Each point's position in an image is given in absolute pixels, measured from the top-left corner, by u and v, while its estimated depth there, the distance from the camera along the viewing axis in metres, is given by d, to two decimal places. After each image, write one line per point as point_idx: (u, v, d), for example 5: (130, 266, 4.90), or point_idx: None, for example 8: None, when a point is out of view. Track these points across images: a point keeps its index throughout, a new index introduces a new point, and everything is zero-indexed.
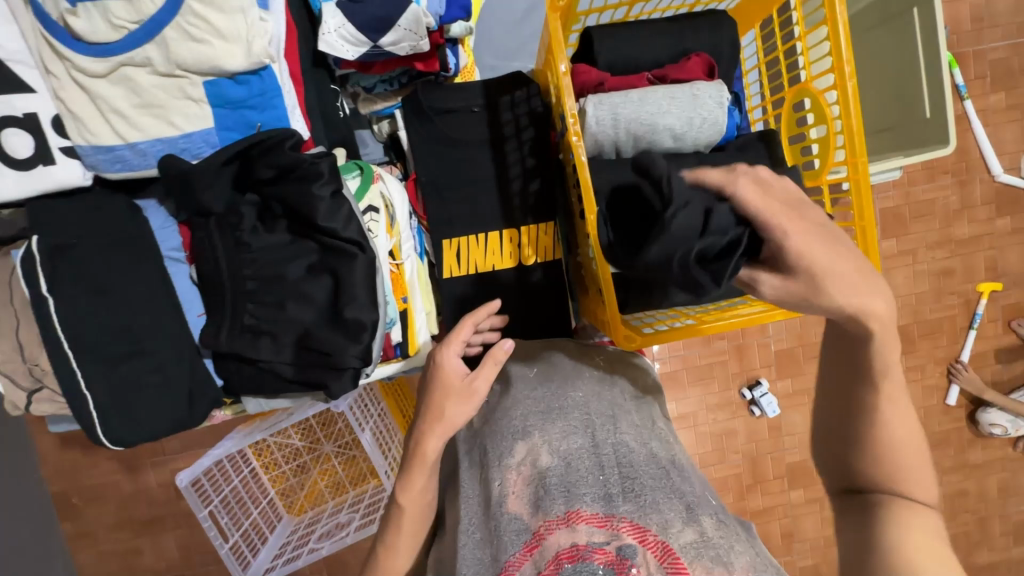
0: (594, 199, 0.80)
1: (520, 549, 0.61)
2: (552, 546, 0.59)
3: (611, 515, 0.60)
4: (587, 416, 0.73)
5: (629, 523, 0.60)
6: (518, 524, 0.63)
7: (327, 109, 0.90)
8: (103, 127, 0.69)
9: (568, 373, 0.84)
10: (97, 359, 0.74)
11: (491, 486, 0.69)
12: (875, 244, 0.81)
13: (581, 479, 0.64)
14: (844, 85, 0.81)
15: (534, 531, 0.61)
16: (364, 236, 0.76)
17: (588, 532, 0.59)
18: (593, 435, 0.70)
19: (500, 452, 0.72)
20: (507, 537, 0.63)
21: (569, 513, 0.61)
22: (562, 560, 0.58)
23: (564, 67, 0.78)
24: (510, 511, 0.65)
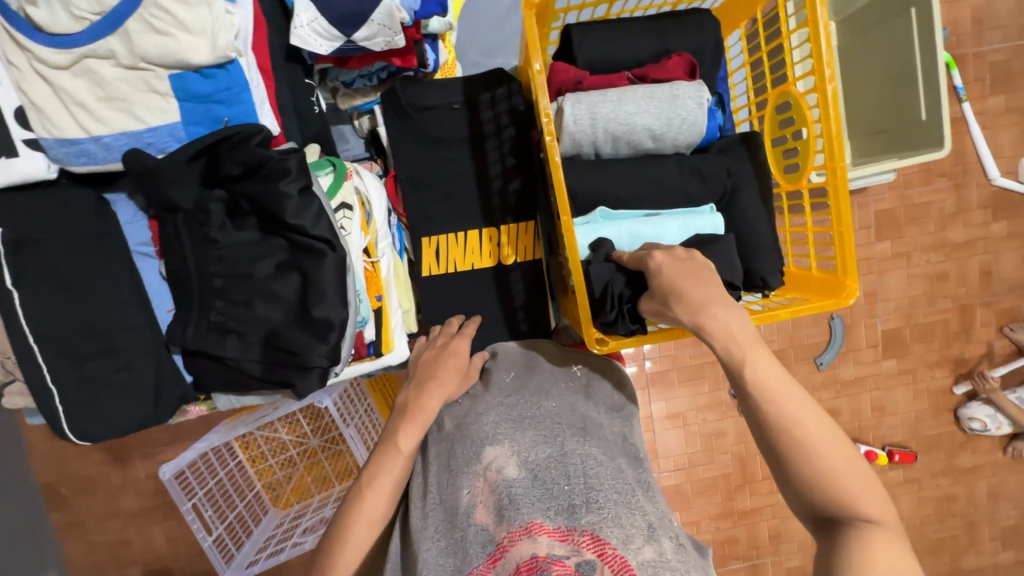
0: (568, 201, 0.79)
1: (484, 560, 0.62)
2: (514, 557, 0.60)
3: (572, 529, 0.62)
4: (556, 428, 0.75)
5: (589, 536, 0.61)
6: (485, 535, 0.64)
7: (302, 104, 0.88)
8: (66, 120, 0.68)
9: (543, 384, 0.85)
10: (63, 355, 0.73)
11: (459, 493, 0.69)
12: (853, 251, 0.80)
13: (546, 492, 0.66)
14: (825, 88, 0.79)
15: (497, 542, 0.62)
16: (334, 234, 0.75)
17: (549, 544, 0.60)
18: (561, 447, 0.71)
19: (469, 459, 0.72)
20: (472, 549, 0.64)
21: (532, 525, 0.62)
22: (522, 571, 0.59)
23: (538, 66, 0.76)
24: (476, 522, 0.66)
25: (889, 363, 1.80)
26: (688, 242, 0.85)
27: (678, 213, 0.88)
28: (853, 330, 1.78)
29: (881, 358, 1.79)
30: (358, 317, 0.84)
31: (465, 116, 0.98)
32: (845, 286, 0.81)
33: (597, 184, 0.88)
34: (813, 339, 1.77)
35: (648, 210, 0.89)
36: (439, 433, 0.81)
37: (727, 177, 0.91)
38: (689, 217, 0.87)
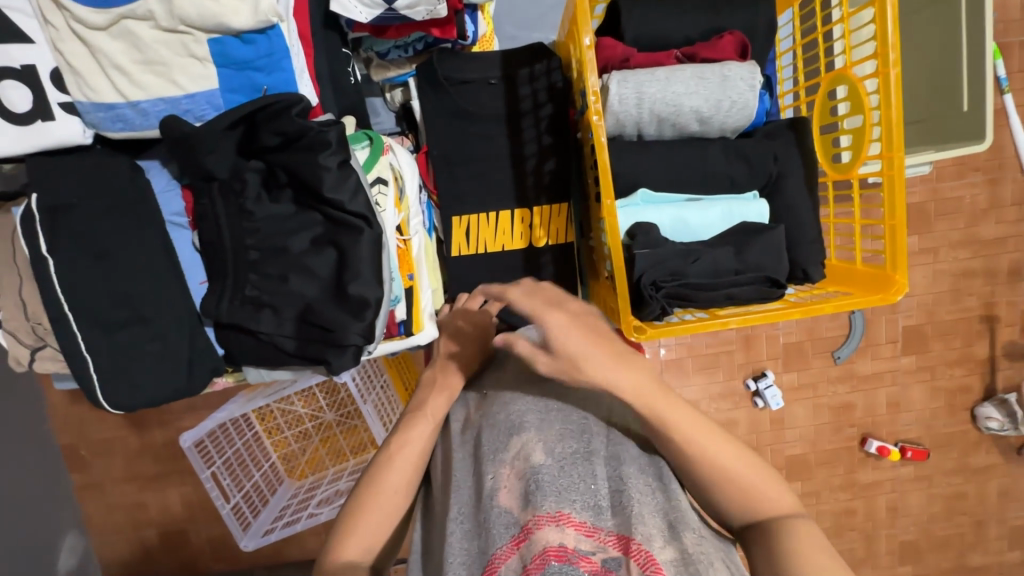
0: (612, 183, 0.77)
1: (506, 543, 0.59)
2: (540, 543, 0.56)
3: (600, 526, 0.59)
4: (584, 421, 0.71)
5: (616, 537, 0.59)
6: (507, 518, 0.61)
7: (338, 75, 0.85)
8: (104, 83, 0.66)
9: None
10: (96, 323, 0.73)
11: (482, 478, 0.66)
12: (904, 245, 0.77)
13: (572, 484, 0.62)
14: (886, 73, 0.76)
15: (522, 525, 0.59)
16: (370, 210, 0.73)
17: (577, 537, 0.57)
18: (590, 442, 0.68)
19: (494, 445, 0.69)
20: (494, 530, 0.60)
21: (559, 514, 0.58)
22: (549, 557, 0.54)
23: (587, 41, 0.74)
24: (499, 504, 0.63)
25: (908, 359, 1.77)
26: (729, 229, 0.84)
27: (722, 199, 0.86)
28: (874, 325, 1.75)
29: (900, 354, 1.77)
30: (391, 296, 0.83)
31: (502, 92, 0.95)
32: (893, 281, 0.78)
33: (639, 167, 0.85)
34: (832, 333, 1.75)
35: (689, 196, 0.87)
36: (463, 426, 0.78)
37: (773, 163, 0.88)
38: (732, 205, 0.85)
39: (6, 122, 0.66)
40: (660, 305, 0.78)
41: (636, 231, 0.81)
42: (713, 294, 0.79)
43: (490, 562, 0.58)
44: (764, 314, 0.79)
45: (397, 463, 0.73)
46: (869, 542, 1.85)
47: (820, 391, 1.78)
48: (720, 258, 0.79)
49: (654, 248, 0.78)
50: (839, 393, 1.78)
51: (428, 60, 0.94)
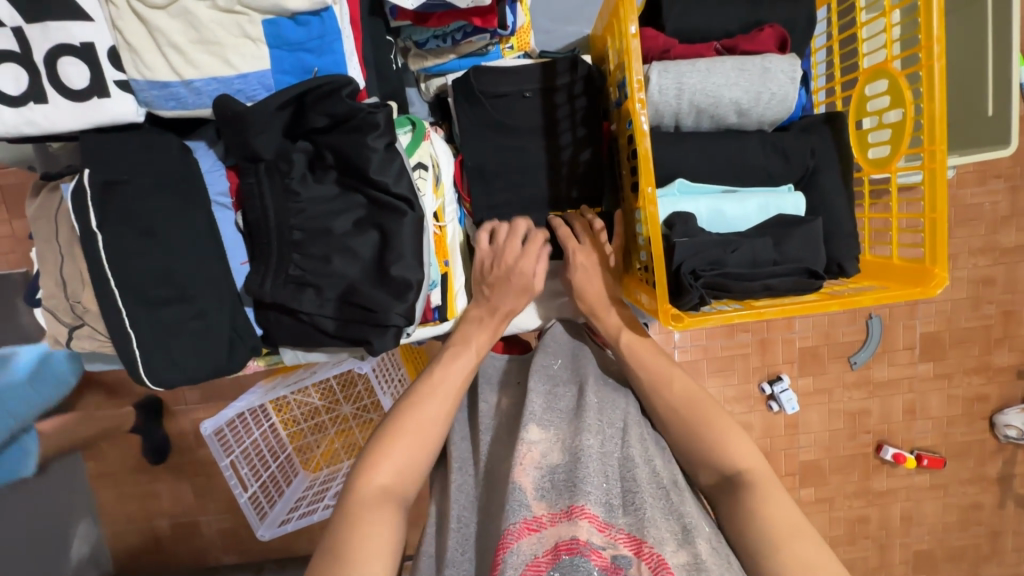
0: (653, 171, 0.77)
1: (519, 524, 0.61)
2: (550, 538, 0.60)
3: (611, 522, 0.62)
4: (600, 421, 0.73)
5: (626, 536, 0.61)
6: (521, 497, 0.64)
7: (382, 61, 0.86)
8: (160, 62, 0.68)
9: (592, 373, 0.83)
10: (142, 300, 0.74)
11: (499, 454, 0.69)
12: (945, 237, 0.77)
13: (587, 475, 0.64)
14: (931, 67, 0.76)
15: (534, 514, 0.62)
16: (413, 193, 0.74)
17: (589, 530, 0.59)
18: (605, 438, 0.71)
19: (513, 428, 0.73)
20: (508, 505, 0.63)
21: (574, 507, 0.61)
22: (560, 552, 0.58)
23: (633, 29, 0.74)
24: (516, 481, 0.65)
25: (925, 366, 1.76)
26: (767, 223, 0.84)
27: (759, 191, 0.86)
28: (892, 331, 1.74)
29: (918, 360, 1.75)
30: (430, 282, 0.83)
31: (538, 77, 0.94)
32: (932, 275, 0.78)
33: (677, 158, 0.86)
34: (850, 337, 1.74)
35: (726, 186, 0.87)
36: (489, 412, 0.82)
37: (810, 158, 0.88)
38: (770, 199, 0.85)
39: (62, 97, 0.68)
40: (699, 294, 0.77)
41: (673, 222, 0.81)
42: (751, 284, 0.79)
43: (503, 536, 0.60)
44: (802, 305, 0.79)
45: (419, 417, 0.75)
46: (883, 551, 1.84)
47: (836, 396, 1.76)
48: (759, 249, 0.80)
49: (694, 236, 0.79)
50: (854, 399, 1.77)
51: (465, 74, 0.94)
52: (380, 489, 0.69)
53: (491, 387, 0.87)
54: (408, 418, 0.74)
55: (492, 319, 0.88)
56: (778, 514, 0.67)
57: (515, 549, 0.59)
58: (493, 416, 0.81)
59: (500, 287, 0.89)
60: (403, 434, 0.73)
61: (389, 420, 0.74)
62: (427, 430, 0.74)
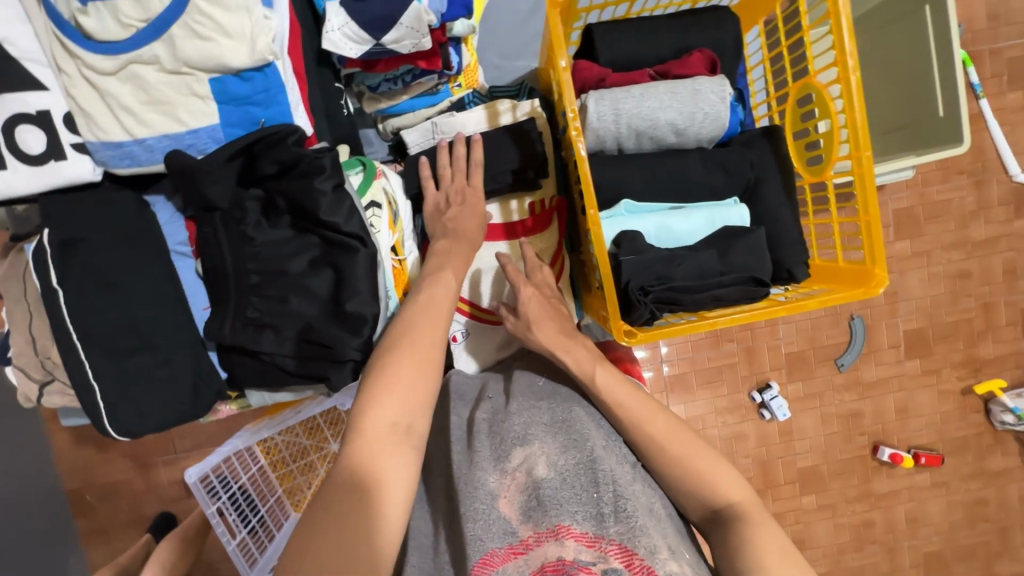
0: (594, 194, 0.80)
1: (505, 548, 0.66)
2: (538, 556, 0.65)
3: (600, 536, 0.66)
4: (587, 429, 0.76)
5: (616, 547, 0.65)
6: (507, 527, 0.68)
7: (332, 107, 0.90)
8: (112, 123, 0.71)
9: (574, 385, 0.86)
10: (105, 351, 0.76)
11: (483, 484, 0.72)
12: (880, 238, 0.80)
13: (570, 497, 0.70)
14: (848, 79, 0.80)
15: (521, 539, 0.67)
16: (365, 230, 0.77)
17: (576, 549, 0.65)
18: (594, 448, 0.73)
19: (498, 452, 0.74)
20: (493, 535, 0.67)
21: (560, 528, 0.66)
22: (547, 569, 0.64)
23: (563, 63, 0.79)
24: (500, 511, 0.70)
25: (912, 364, 1.77)
26: (712, 235, 0.87)
27: (704, 206, 0.90)
28: (875, 331, 1.75)
29: (904, 358, 1.77)
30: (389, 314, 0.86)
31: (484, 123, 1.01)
32: (874, 275, 0.81)
33: (621, 180, 0.89)
34: (834, 340, 1.76)
35: (672, 204, 0.90)
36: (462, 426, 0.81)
37: (750, 171, 0.92)
38: (712, 212, 0.88)
39: (21, 163, 0.71)
40: (649, 309, 0.80)
41: (621, 240, 0.84)
42: (700, 295, 0.82)
43: (488, 559, 0.65)
44: (750, 313, 0.81)
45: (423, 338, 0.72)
46: (892, 555, 1.81)
47: (826, 400, 1.77)
48: (704, 261, 0.82)
49: (640, 252, 0.81)
50: (846, 401, 1.77)
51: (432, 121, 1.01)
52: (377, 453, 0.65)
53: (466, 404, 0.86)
54: (404, 351, 0.71)
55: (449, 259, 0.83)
56: (767, 540, 0.69)
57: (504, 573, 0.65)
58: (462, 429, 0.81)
59: (458, 215, 0.88)
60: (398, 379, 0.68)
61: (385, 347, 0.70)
62: (431, 358, 0.72)
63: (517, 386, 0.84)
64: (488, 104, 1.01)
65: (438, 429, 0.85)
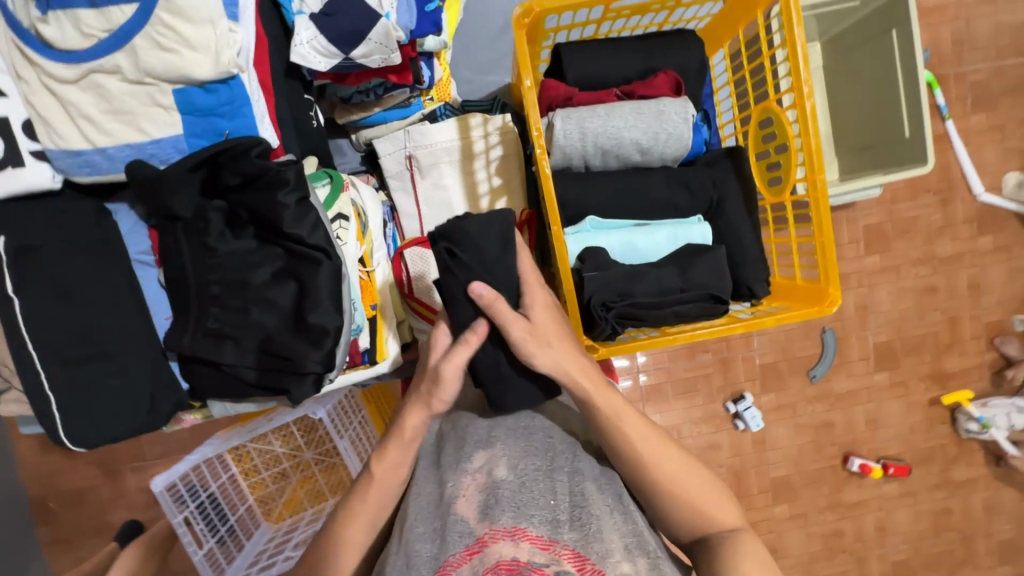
0: (558, 211, 0.82)
1: (460, 552, 0.61)
2: (492, 556, 0.60)
3: (555, 540, 0.62)
4: (549, 438, 0.76)
5: (570, 552, 0.62)
6: (463, 527, 0.63)
7: (299, 116, 0.89)
8: (72, 131, 0.71)
9: (537, 391, 0.87)
10: (60, 360, 0.74)
11: (442, 486, 0.70)
12: (834, 259, 0.83)
13: (531, 499, 0.66)
14: (804, 105, 0.83)
15: (477, 538, 0.62)
16: (329, 243, 0.77)
17: (530, 551, 0.61)
18: (554, 455, 0.73)
19: (459, 455, 0.73)
20: (450, 538, 0.63)
21: (516, 529, 0.62)
22: (500, 570, 0.59)
23: (529, 82, 0.81)
24: (457, 512, 0.65)
25: (881, 376, 1.81)
26: (674, 253, 0.89)
27: (667, 223, 0.92)
28: (845, 343, 1.79)
29: (874, 370, 1.81)
30: (353, 326, 0.86)
31: (456, 138, 1.02)
32: (828, 294, 0.83)
33: (587, 197, 0.91)
34: (806, 352, 1.79)
35: (637, 220, 0.92)
36: (426, 436, 0.83)
37: (713, 190, 0.94)
38: (678, 229, 0.90)
39: None
40: (611, 325, 0.82)
41: (585, 256, 0.85)
42: (661, 313, 0.84)
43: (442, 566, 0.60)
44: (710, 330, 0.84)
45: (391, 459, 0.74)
46: (861, 564, 1.85)
47: (799, 410, 1.80)
48: (666, 278, 0.84)
49: (604, 270, 0.82)
50: (818, 412, 1.81)
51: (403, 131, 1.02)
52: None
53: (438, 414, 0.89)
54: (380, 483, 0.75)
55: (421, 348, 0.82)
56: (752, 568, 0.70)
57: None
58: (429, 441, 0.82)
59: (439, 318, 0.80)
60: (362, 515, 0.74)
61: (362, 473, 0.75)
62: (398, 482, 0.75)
63: (481, 398, 0.86)
64: (461, 117, 1.03)
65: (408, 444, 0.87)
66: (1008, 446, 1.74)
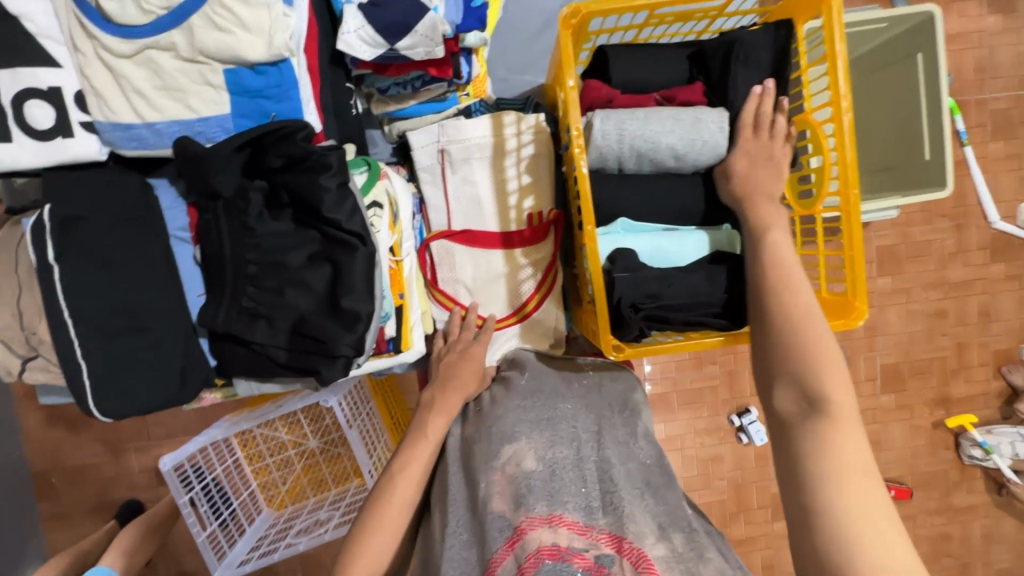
0: (592, 210, 0.84)
1: (504, 544, 0.66)
2: (532, 542, 0.65)
3: (591, 525, 0.68)
4: (573, 429, 0.81)
5: (607, 535, 0.67)
6: (502, 521, 0.68)
7: (340, 104, 0.91)
8: (123, 105, 0.72)
9: (557, 385, 0.91)
10: (94, 330, 0.75)
11: (476, 486, 0.74)
12: (863, 273, 0.83)
13: (564, 487, 0.71)
14: (842, 118, 0.84)
15: (516, 527, 0.67)
16: (366, 229, 0.78)
17: (569, 536, 0.66)
18: (579, 447, 0.78)
19: (488, 454, 0.77)
20: (491, 534, 0.68)
21: (553, 516, 0.67)
22: (544, 555, 0.64)
23: (572, 82, 0.83)
24: (494, 508, 0.70)
25: (887, 397, 1.81)
26: (703, 259, 0.90)
27: (695, 230, 0.93)
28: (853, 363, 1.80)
29: (880, 391, 1.81)
30: (382, 313, 0.86)
31: (489, 135, 1.03)
32: (854, 307, 0.84)
33: (620, 199, 0.92)
34: None
35: (666, 225, 0.94)
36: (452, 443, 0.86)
37: None
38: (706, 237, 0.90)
39: (27, 137, 0.71)
40: (638, 326, 0.82)
41: (614, 257, 0.87)
42: (688, 316, 0.84)
43: (490, 562, 0.65)
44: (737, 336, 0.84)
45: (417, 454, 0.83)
46: None
47: None
48: (695, 282, 0.85)
49: (634, 271, 0.84)
50: None
51: (440, 125, 1.04)
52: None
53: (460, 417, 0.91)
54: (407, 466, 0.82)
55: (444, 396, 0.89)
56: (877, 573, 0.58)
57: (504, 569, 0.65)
58: (458, 448, 0.84)
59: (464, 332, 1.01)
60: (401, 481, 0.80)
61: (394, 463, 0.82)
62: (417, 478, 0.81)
63: (503, 394, 0.89)
64: (495, 115, 1.04)
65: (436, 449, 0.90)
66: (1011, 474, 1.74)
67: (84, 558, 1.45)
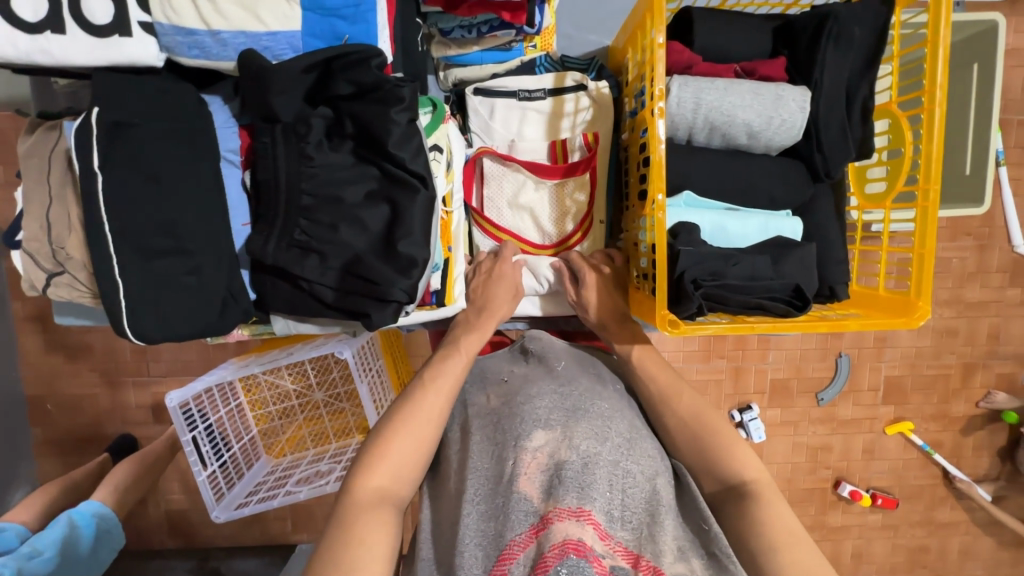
0: (664, 177, 0.80)
1: (525, 531, 0.60)
2: (558, 533, 0.58)
3: (613, 532, 0.61)
4: (607, 425, 0.72)
5: (625, 548, 0.61)
6: (527, 506, 0.62)
7: (409, 42, 0.88)
8: (188, 8, 0.67)
9: (594, 382, 0.83)
10: (135, 248, 0.70)
11: (502, 462, 0.67)
12: (931, 271, 0.81)
13: (596, 481, 0.63)
14: (932, 111, 0.80)
15: (542, 516, 0.61)
16: (428, 171, 0.74)
17: (594, 535, 0.59)
18: (613, 447, 0.69)
19: (517, 433, 0.70)
20: (512, 516, 0.62)
21: (582, 510, 0.60)
22: (567, 549, 0.56)
23: (660, 39, 0.78)
24: (520, 489, 0.63)
25: (886, 408, 1.81)
26: (766, 242, 0.87)
27: (759, 213, 0.90)
28: (858, 371, 1.79)
29: (880, 402, 1.81)
30: (433, 266, 0.83)
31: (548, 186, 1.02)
32: (917, 306, 0.81)
33: (687, 171, 0.89)
34: (818, 373, 1.79)
35: (729, 205, 0.91)
36: (481, 414, 0.79)
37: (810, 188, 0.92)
38: (770, 220, 0.88)
39: (82, 30, 0.66)
40: (698, 303, 0.79)
41: (677, 232, 0.84)
42: (746, 297, 0.81)
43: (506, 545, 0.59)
44: (794, 322, 0.81)
45: (427, 405, 0.76)
46: None
47: (801, 429, 1.81)
48: (759, 265, 0.82)
49: (699, 248, 0.81)
50: (818, 434, 1.81)
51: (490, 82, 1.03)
52: (377, 491, 0.69)
53: (487, 387, 0.85)
54: (401, 427, 0.74)
55: (480, 319, 0.91)
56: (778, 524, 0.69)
57: (518, 558, 0.58)
58: (481, 416, 0.79)
59: (490, 289, 0.95)
60: (414, 420, 0.75)
61: (384, 423, 0.75)
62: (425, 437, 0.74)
63: (538, 375, 0.82)
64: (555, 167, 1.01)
65: (456, 415, 0.85)
66: (949, 468, 1.81)
67: (76, 489, 1.42)
